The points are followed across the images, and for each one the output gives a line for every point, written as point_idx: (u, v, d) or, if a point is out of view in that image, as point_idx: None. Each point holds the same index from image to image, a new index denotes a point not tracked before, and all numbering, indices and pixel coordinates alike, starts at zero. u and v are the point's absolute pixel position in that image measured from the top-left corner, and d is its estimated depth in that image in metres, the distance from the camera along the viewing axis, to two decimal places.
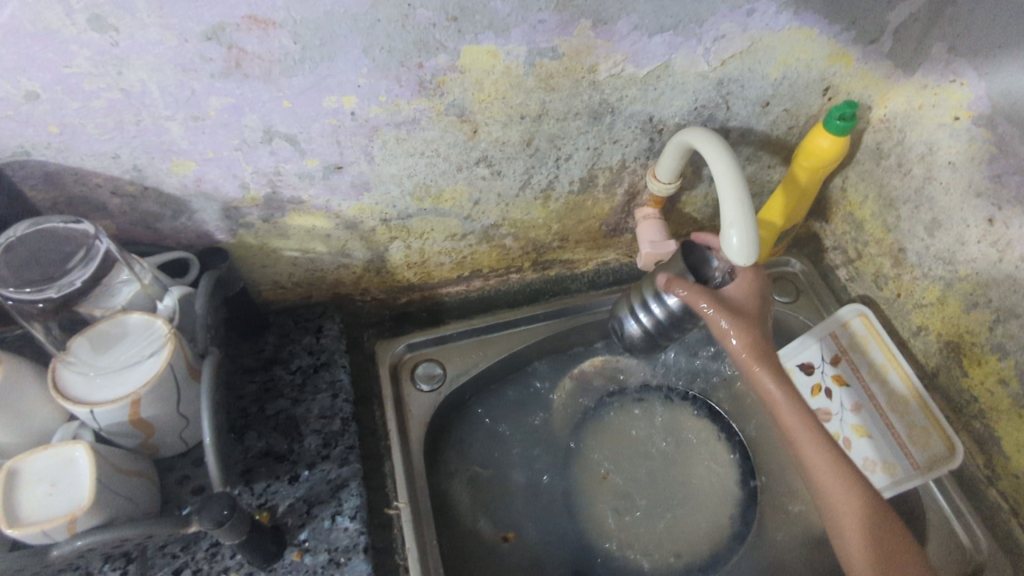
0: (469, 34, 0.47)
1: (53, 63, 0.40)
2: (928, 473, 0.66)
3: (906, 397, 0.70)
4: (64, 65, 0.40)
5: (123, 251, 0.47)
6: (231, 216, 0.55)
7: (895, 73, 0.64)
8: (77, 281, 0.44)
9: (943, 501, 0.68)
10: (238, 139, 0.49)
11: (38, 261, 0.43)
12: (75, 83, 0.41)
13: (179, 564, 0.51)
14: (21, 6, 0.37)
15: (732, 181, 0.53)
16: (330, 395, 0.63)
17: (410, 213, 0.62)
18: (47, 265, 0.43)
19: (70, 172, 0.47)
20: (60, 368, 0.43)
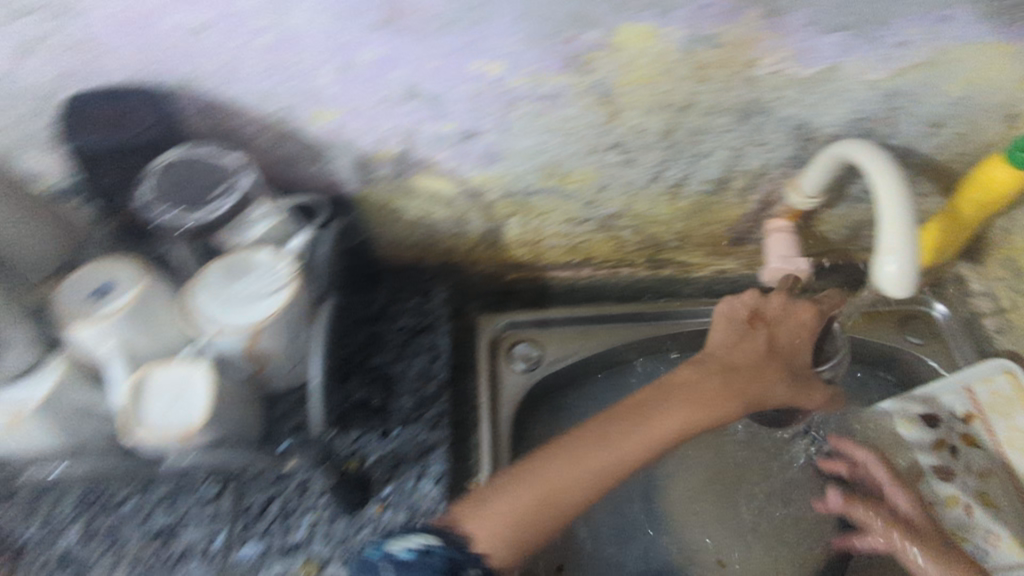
0: (629, 11, 0.45)
1: None
2: None
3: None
4: None
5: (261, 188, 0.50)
6: (362, 170, 0.56)
7: None
8: (220, 208, 0.46)
9: None
10: (382, 93, 0.49)
11: (189, 186, 0.47)
12: (245, 19, 0.43)
13: (273, 493, 0.55)
14: None
15: (892, 210, 0.48)
16: (428, 359, 0.64)
17: (533, 191, 0.62)
18: (194, 191, 0.46)
19: (224, 107, 0.48)
20: (192, 290, 0.46)
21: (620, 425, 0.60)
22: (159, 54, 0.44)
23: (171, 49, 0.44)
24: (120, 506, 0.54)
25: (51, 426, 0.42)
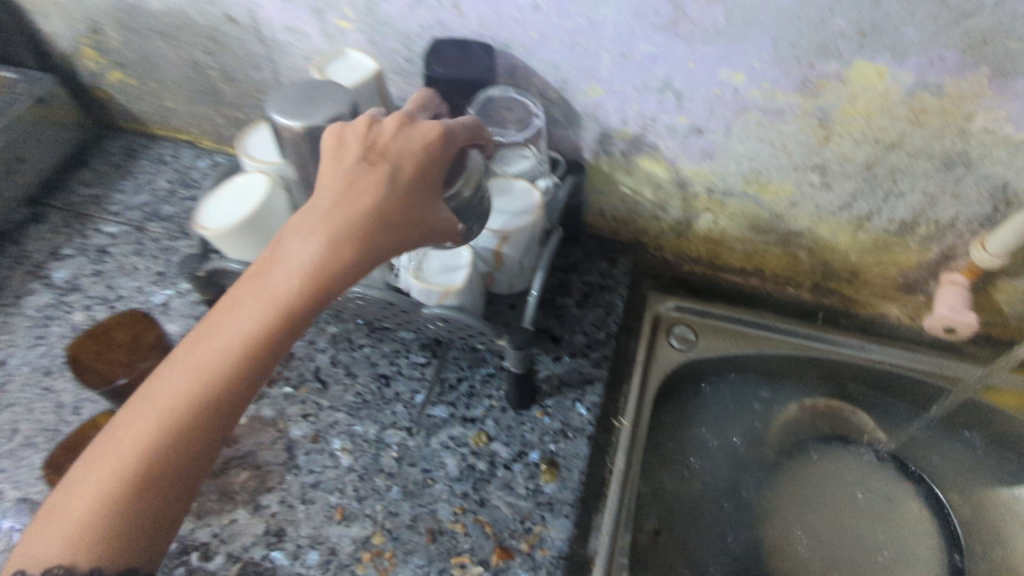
0: (868, 51, 0.54)
1: None
2: None
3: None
4: None
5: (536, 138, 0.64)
6: (603, 141, 0.70)
7: None
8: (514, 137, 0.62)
9: None
10: (641, 81, 0.62)
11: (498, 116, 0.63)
12: (565, 6, 0.58)
13: (463, 375, 0.69)
14: None
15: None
16: (603, 312, 0.76)
17: (732, 193, 0.71)
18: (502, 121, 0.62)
19: (524, 70, 0.65)
20: None
21: (253, 272, 0.42)
22: (496, 22, 0.61)
23: (507, 19, 0.60)
24: (358, 349, 0.71)
25: (359, 264, 0.58)
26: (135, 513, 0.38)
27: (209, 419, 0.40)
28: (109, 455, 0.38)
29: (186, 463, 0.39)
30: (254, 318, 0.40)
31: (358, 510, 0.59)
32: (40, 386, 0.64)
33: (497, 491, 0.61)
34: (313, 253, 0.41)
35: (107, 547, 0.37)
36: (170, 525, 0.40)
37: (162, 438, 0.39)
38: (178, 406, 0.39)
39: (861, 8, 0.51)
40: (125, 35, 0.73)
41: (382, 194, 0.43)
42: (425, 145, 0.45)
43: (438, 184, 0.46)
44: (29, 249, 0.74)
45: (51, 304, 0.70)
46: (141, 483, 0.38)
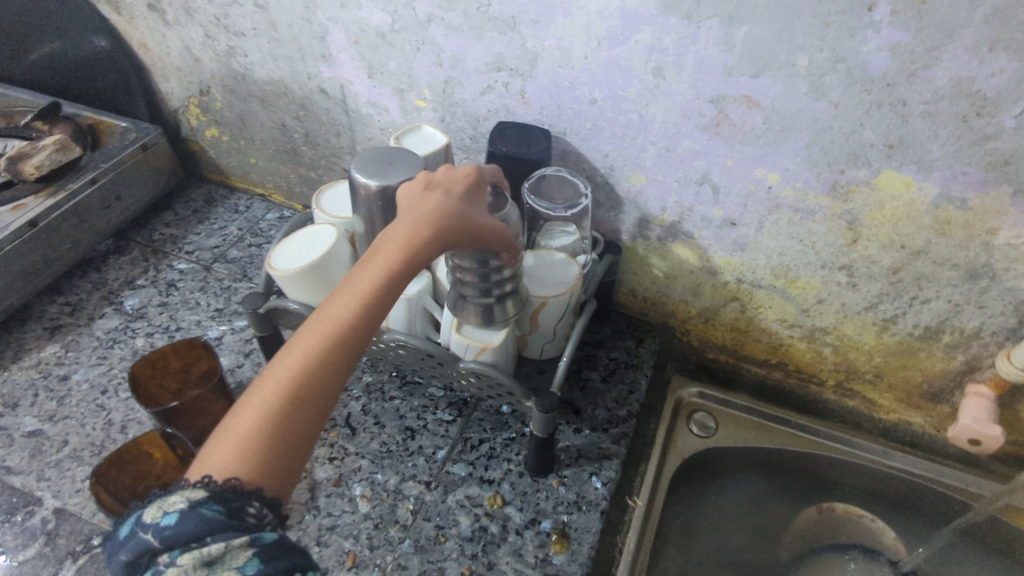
0: (896, 162, 0.59)
1: (617, 86, 0.65)
2: None
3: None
4: (622, 90, 0.65)
5: (580, 218, 0.70)
6: (641, 226, 0.76)
7: None
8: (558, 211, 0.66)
9: None
10: (683, 173, 0.69)
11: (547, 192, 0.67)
12: (619, 103, 0.66)
13: (485, 436, 0.70)
14: (626, 50, 0.62)
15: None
16: (627, 390, 0.77)
17: (760, 285, 0.75)
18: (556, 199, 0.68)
19: (576, 154, 0.72)
20: None
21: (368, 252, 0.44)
22: (557, 110, 0.69)
23: (567, 108, 0.69)
24: (389, 400, 0.73)
25: (403, 313, 0.62)
26: (281, 435, 0.38)
27: (346, 359, 0.41)
28: (254, 393, 0.39)
29: (327, 400, 0.40)
30: (372, 272, 0.42)
31: (369, 558, 0.59)
32: (94, 404, 0.68)
33: (506, 556, 0.60)
34: (415, 226, 0.44)
35: (260, 462, 0.37)
36: (306, 453, 0.39)
37: (303, 374, 0.39)
38: (316, 351, 0.40)
39: (888, 123, 0.57)
40: (229, 99, 0.85)
41: (448, 208, 0.46)
42: (469, 175, 0.50)
43: (482, 202, 0.50)
44: (108, 277, 0.82)
45: (118, 328, 0.76)
46: (290, 402, 0.38)
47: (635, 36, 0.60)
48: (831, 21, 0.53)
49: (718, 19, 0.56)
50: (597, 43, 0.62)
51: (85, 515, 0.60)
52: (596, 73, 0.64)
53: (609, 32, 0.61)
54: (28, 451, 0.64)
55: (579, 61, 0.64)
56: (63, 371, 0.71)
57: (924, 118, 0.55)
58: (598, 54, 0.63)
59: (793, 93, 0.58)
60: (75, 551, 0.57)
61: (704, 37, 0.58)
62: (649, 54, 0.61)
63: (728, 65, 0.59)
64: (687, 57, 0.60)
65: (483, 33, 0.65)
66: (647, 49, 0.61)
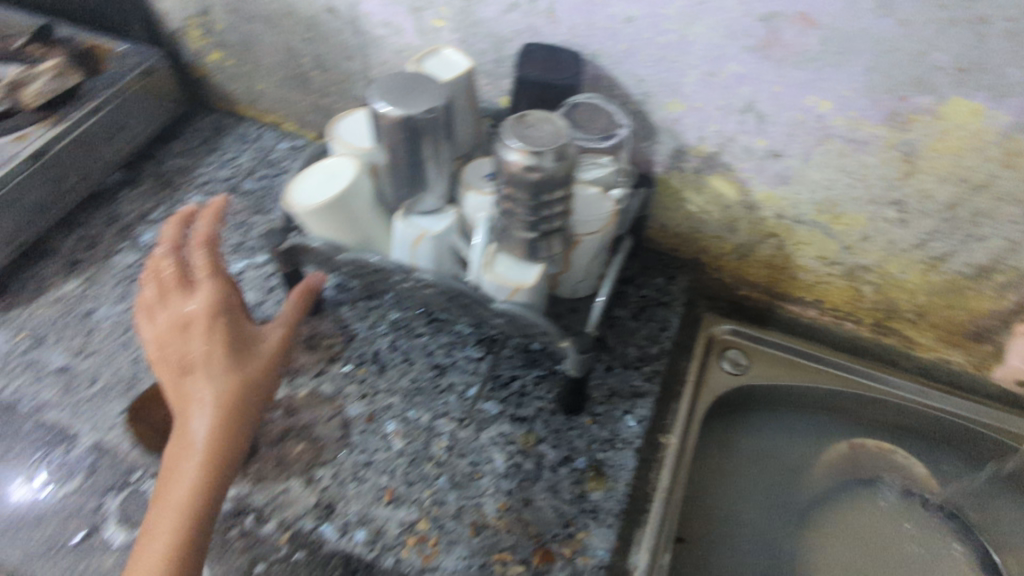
0: (966, 87, 0.54)
1: (658, 3, 0.59)
2: None
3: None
4: (663, 7, 0.59)
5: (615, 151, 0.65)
6: (676, 157, 0.71)
7: None
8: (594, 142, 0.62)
9: None
10: (725, 101, 0.64)
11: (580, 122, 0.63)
12: (659, 22, 0.60)
13: (516, 374, 0.69)
14: None
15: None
16: (658, 328, 0.75)
17: (803, 221, 0.71)
18: (592, 126, 0.63)
19: (608, 80, 0.67)
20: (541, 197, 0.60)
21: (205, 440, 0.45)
22: (589, 31, 0.64)
23: (601, 28, 0.63)
24: (417, 337, 0.71)
25: (433, 254, 0.60)
26: None
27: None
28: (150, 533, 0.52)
29: None
30: None
31: (407, 493, 0.60)
32: (121, 339, 0.67)
33: (542, 492, 0.61)
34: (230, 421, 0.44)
35: None
36: None
37: None
38: None
39: (963, 44, 0.52)
40: (232, 19, 0.80)
41: None
42: None
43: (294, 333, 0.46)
44: (120, 210, 0.79)
45: (136, 263, 0.74)
46: None
47: None
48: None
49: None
50: None
51: (122, 450, 0.60)
52: None
53: None
54: (60, 387, 0.63)
55: None
56: (86, 307, 0.69)
57: (1005, 37, 0.50)
58: None
59: (857, 10, 0.53)
60: (117, 483, 0.58)
61: None
62: None
63: None
64: None
65: None
66: None
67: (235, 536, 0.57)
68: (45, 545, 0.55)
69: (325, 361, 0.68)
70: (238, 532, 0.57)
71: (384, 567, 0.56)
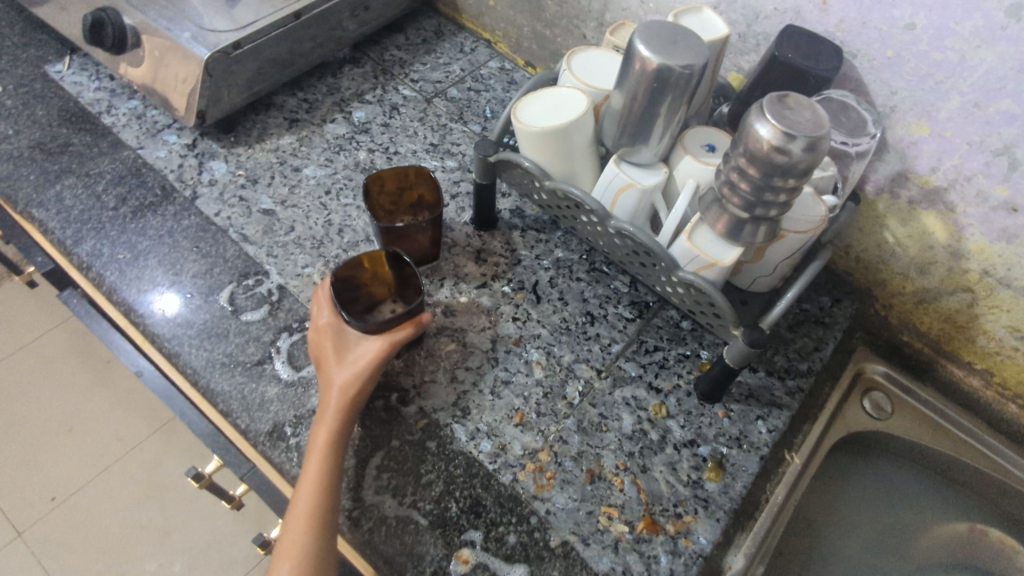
0: None
1: (952, 16, 0.56)
2: None
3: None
4: (955, 22, 0.57)
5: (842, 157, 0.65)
6: (895, 181, 0.68)
7: None
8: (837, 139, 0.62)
9: None
10: (981, 136, 0.60)
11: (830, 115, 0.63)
12: (943, 36, 0.58)
13: (661, 345, 0.69)
14: None
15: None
16: (812, 347, 0.73)
17: (1010, 285, 0.66)
18: (842, 126, 0.62)
19: (855, 81, 0.65)
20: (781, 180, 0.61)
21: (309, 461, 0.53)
22: (860, 28, 0.62)
23: (874, 28, 0.61)
24: (576, 280, 0.73)
25: (634, 205, 0.61)
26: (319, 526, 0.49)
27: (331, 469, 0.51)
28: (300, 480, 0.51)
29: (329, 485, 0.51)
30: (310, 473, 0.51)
31: (535, 422, 0.61)
32: (319, 200, 0.72)
33: (660, 465, 0.60)
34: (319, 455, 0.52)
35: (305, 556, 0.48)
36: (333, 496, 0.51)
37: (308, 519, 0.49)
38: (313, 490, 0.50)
39: None
40: None
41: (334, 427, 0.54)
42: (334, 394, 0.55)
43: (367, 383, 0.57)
44: (341, 84, 0.85)
45: (345, 136, 0.79)
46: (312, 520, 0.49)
47: None
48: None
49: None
50: None
51: (303, 298, 0.65)
52: None
53: None
54: (262, 226, 0.70)
55: None
56: (296, 162, 0.75)
57: None
58: None
59: None
60: (291, 326, 0.62)
61: None
62: None
63: None
64: None
65: None
66: None
67: (377, 408, 0.60)
68: (225, 358, 0.60)
69: (488, 276, 0.71)
70: (383, 405, 0.61)
71: (501, 481, 0.57)
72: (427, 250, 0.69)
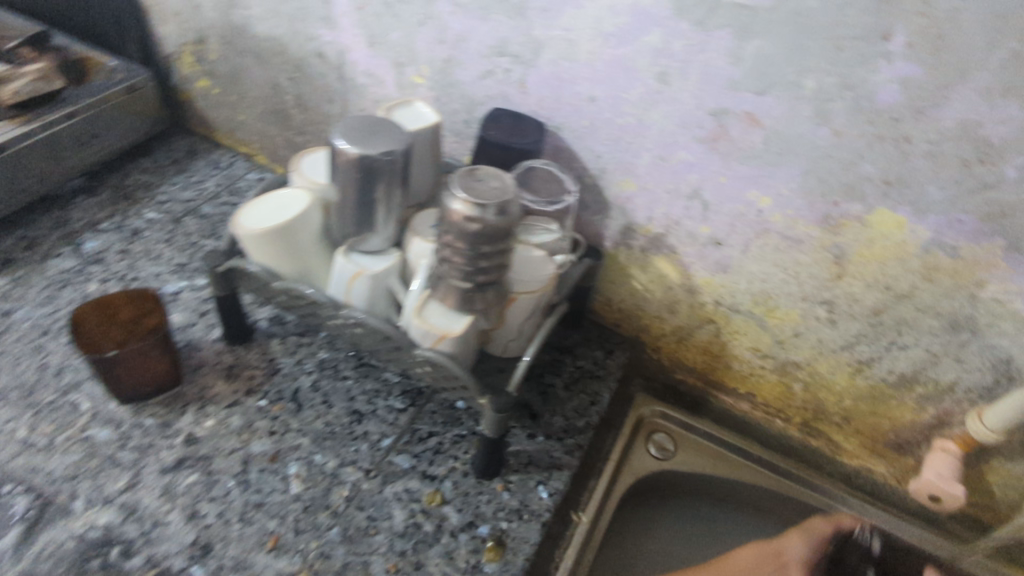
0: (892, 200, 0.57)
1: (619, 87, 0.63)
2: None
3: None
4: (623, 91, 0.63)
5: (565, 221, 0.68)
6: (624, 234, 0.73)
7: None
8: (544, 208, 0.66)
9: None
10: (673, 185, 0.67)
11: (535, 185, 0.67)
12: (619, 104, 0.64)
13: (436, 429, 0.67)
14: (634, 50, 0.60)
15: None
16: (589, 402, 0.75)
17: (739, 310, 0.72)
18: (542, 194, 0.67)
19: (565, 151, 0.70)
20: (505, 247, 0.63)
21: None
22: (554, 105, 0.68)
23: (565, 103, 0.67)
24: (342, 380, 0.70)
25: (368, 293, 0.61)
26: None
27: None
28: None
29: None
30: None
31: (291, 542, 0.56)
32: (33, 343, 0.66)
33: (435, 557, 0.57)
34: None
35: None
36: None
37: None
38: None
39: (888, 158, 0.55)
40: (225, 51, 0.83)
41: None
42: None
43: None
44: (70, 216, 0.79)
45: (73, 270, 0.73)
46: None
47: (644, 38, 0.59)
48: (845, 44, 0.51)
49: (731, 29, 0.55)
50: (606, 40, 0.61)
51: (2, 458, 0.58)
52: (601, 69, 0.63)
53: (619, 29, 0.60)
54: None
55: (587, 56, 0.63)
56: (7, 307, 0.68)
57: (926, 157, 0.53)
58: (605, 51, 0.62)
59: (798, 116, 0.57)
60: None
61: (716, 46, 0.56)
62: (657, 58, 0.59)
63: (734, 79, 0.57)
64: (695, 64, 0.58)
65: (491, 15, 0.64)
66: (657, 52, 0.59)
67: (93, 569, 0.52)
68: None
69: (241, 392, 0.66)
70: (99, 564, 0.52)
71: None
72: (162, 376, 0.63)
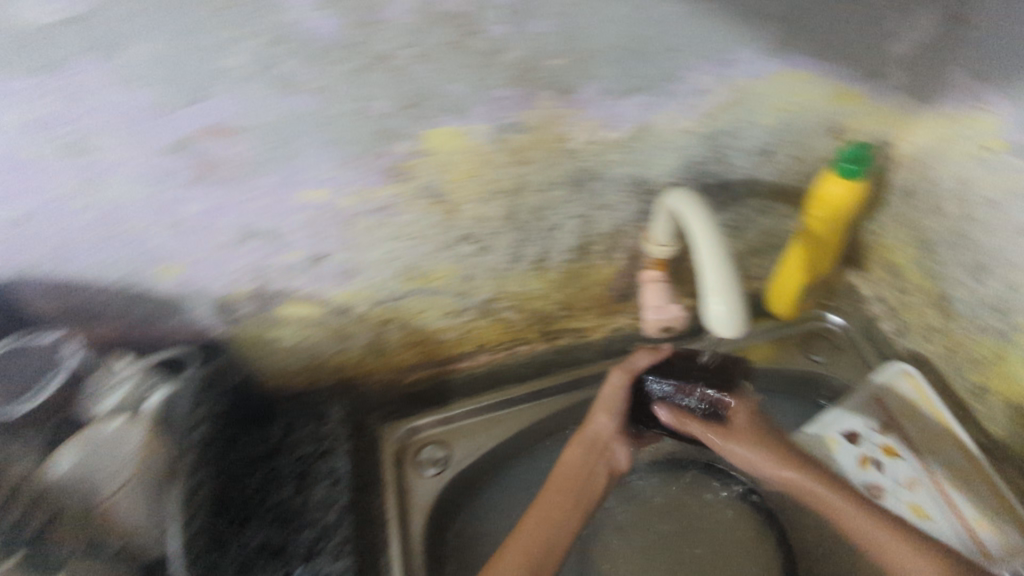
0: (430, 118, 0.47)
1: (37, 188, 0.42)
2: (1003, 560, 0.62)
3: (987, 519, 0.65)
4: (46, 190, 0.43)
5: (105, 373, 0.53)
6: (223, 311, 0.56)
7: (869, 88, 0.60)
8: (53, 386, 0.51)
9: (993, 539, 0.64)
10: (217, 240, 0.50)
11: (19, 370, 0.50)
12: (60, 206, 0.44)
13: None
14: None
15: (711, 262, 0.49)
16: (329, 484, 0.61)
17: (400, 295, 0.62)
18: (37, 372, 0.50)
19: (59, 287, 0.49)
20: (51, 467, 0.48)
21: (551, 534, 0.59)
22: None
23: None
24: None
25: None
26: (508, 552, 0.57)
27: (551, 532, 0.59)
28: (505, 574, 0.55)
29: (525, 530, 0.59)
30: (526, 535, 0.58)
31: None
32: None
33: None
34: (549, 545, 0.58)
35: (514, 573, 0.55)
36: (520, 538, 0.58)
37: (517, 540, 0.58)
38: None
39: (391, 84, 0.44)
40: None
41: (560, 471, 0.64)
42: (580, 450, 0.66)
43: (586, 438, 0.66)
44: None
45: None
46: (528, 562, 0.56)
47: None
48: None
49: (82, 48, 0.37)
50: None
51: None
52: None
53: None
54: None
55: None
56: None
57: (420, 62, 0.43)
58: None
59: (257, 98, 0.42)
60: None
61: (92, 76, 0.38)
62: (45, 130, 0.40)
63: (159, 103, 0.40)
64: (96, 109, 0.40)
65: None
66: (35, 126, 0.39)
67: None
68: None
69: None
70: None
71: None
72: None
